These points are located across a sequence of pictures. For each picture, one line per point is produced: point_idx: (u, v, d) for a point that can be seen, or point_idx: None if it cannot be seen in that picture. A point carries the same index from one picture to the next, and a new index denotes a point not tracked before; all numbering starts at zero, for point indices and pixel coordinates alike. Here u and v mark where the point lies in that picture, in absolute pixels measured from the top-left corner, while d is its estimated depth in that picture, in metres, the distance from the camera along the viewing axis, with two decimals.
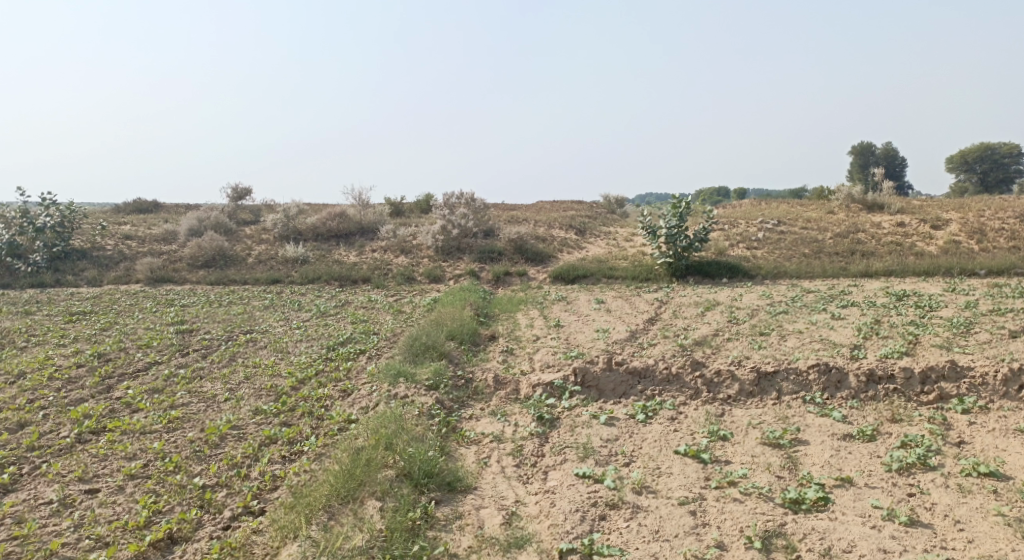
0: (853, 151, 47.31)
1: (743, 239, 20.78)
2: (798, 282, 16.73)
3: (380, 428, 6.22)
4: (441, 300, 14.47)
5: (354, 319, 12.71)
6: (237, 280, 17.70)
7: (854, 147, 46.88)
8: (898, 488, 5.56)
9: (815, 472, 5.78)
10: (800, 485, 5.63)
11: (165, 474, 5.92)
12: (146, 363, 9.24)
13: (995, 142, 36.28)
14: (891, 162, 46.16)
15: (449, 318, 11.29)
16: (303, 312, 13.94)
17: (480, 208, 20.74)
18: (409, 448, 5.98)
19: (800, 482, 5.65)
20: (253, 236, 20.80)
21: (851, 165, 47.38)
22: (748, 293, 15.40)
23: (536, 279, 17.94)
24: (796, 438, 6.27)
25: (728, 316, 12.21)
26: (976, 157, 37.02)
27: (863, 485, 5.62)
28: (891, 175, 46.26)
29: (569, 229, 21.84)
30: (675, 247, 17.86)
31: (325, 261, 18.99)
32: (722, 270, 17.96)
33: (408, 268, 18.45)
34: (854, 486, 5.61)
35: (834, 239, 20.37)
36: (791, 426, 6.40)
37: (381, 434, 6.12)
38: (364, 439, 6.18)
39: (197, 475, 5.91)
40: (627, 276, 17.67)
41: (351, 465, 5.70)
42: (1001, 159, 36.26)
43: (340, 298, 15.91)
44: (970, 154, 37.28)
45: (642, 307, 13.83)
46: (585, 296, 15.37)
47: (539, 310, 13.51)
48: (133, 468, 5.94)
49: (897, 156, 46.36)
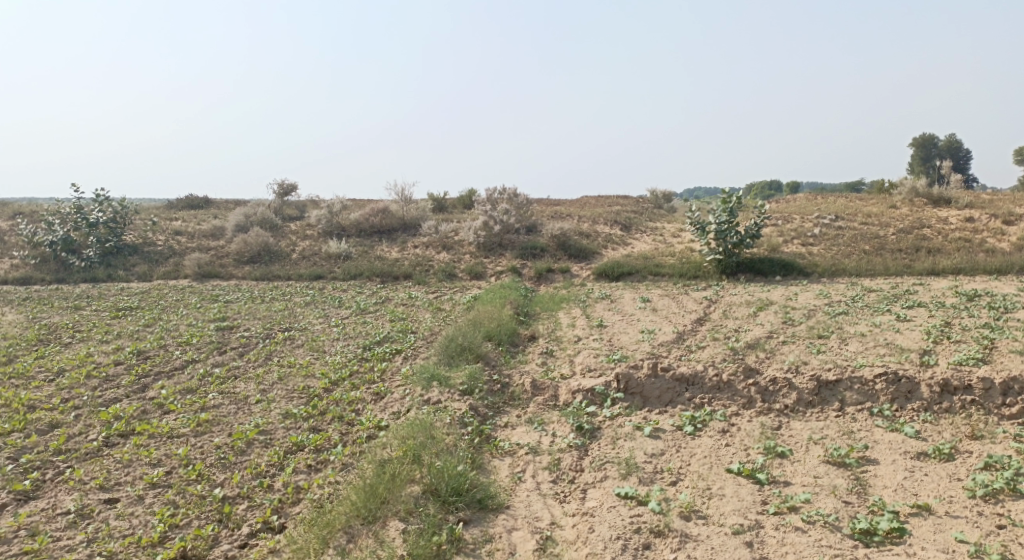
0: (913, 143, 45.44)
1: (797, 235, 19.93)
2: (857, 280, 15.89)
3: (408, 438, 5.90)
4: (482, 298, 14.10)
5: (394, 318, 12.40)
6: (281, 276, 17.62)
7: (915, 139, 45.03)
8: (985, 519, 4.98)
9: (887, 498, 5.24)
10: (871, 513, 5.10)
11: (186, 484, 5.70)
12: (183, 362, 8.92)
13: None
14: (955, 154, 44.22)
15: (489, 317, 10.91)
16: (344, 309, 13.71)
17: (523, 204, 20.37)
18: (437, 462, 5.63)
19: (871, 510, 5.12)
20: (298, 232, 20.75)
21: (911, 158, 45.55)
22: (803, 292, 14.67)
23: (581, 276, 17.45)
24: (862, 457, 5.72)
25: (782, 316, 11.56)
26: None
27: (942, 515, 5.05)
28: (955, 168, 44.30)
29: (614, 224, 21.27)
30: (725, 244, 17.17)
31: (367, 257, 18.81)
32: (775, 268, 17.20)
33: (450, 265, 18.15)
34: (934, 515, 5.06)
35: (896, 235, 19.38)
36: (858, 443, 5.86)
37: (408, 445, 5.81)
38: (391, 449, 5.88)
39: (219, 485, 5.68)
40: (675, 273, 17.06)
41: (373, 481, 5.40)
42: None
43: (382, 295, 15.68)
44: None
45: (690, 306, 13.24)
46: (631, 294, 14.84)
47: (582, 309, 13.04)
48: (155, 476, 5.74)
49: (961, 149, 44.40)
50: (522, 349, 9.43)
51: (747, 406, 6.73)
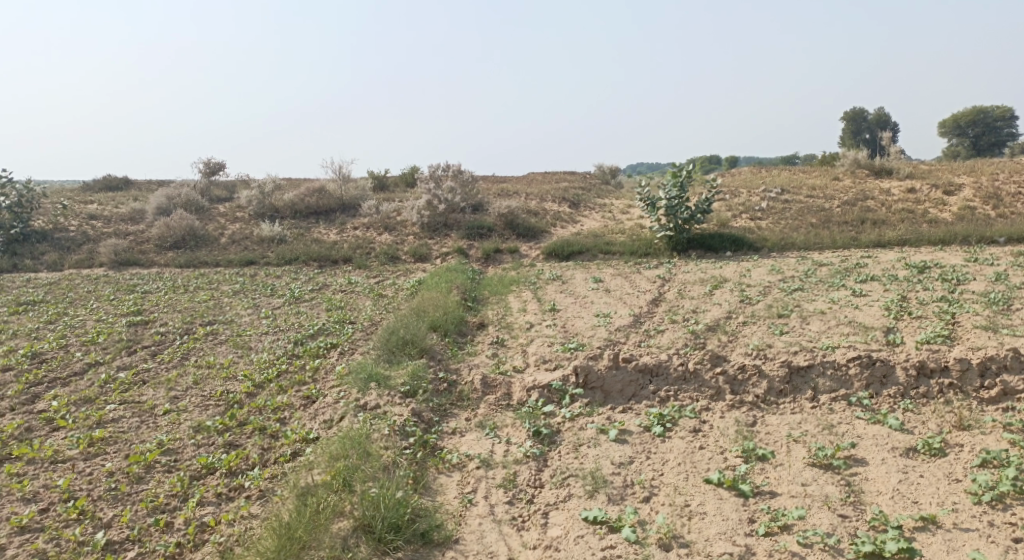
0: (845, 117, 46.05)
1: (745, 209, 19.68)
2: (808, 254, 15.67)
3: (339, 459, 5.20)
4: (426, 282, 13.34)
5: (331, 306, 11.57)
6: (209, 262, 16.49)
7: (847, 112, 45.61)
8: (997, 530, 4.60)
9: (888, 510, 4.83)
10: (873, 529, 4.68)
11: (61, 527, 4.86)
12: (84, 365, 8.17)
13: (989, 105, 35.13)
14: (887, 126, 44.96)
15: (434, 304, 10.18)
16: (277, 296, 12.78)
17: (468, 181, 19.58)
18: (372, 489, 4.94)
19: (873, 526, 4.69)
20: (227, 214, 19.52)
21: (843, 133, 46.21)
22: (756, 268, 14.35)
23: (528, 256, 16.81)
24: (850, 457, 5.32)
25: (739, 294, 11.14)
26: (968, 122, 35.86)
27: (952, 528, 4.65)
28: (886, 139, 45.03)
29: (561, 201, 20.66)
30: (676, 219, 16.76)
31: (302, 240, 17.78)
32: (726, 244, 16.88)
33: (392, 247, 17.29)
34: (942, 528, 4.65)
35: (842, 207, 19.27)
36: (843, 441, 5.45)
37: (338, 468, 5.12)
38: (318, 473, 5.17)
39: (104, 526, 4.86)
40: (625, 251, 16.58)
41: (291, 521, 4.60)
42: (995, 122, 35.15)
43: (318, 281, 14.76)
44: (963, 118, 36.10)
45: (644, 286, 12.75)
46: (581, 274, 14.29)
47: (532, 291, 12.41)
48: (23, 518, 4.88)
49: (890, 123, 45.31)
50: (470, 339, 8.75)
51: (716, 398, 6.21)
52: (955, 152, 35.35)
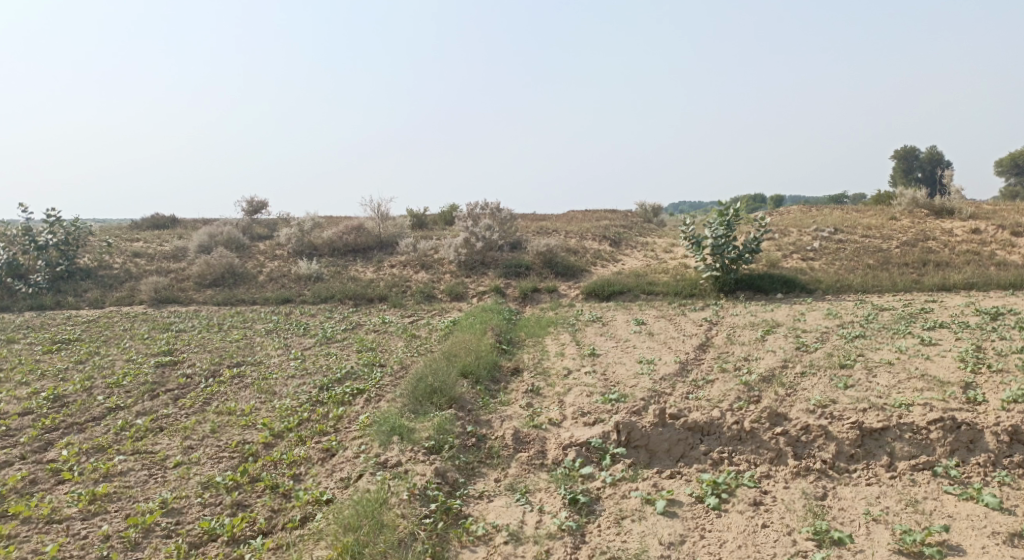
0: (896, 156, 44.73)
1: (796, 249, 18.87)
2: (865, 298, 14.81)
3: (347, 532, 4.76)
4: (462, 322, 12.86)
5: (363, 348, 11.13)
6: (245, 300, 16.31)
7: (897, 151, 44.31)
8: None
9: None
10: None
11: None
12: (103, 410, 7.81)
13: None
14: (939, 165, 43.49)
15: (467, 347, 9.66)
16: (308, 336, 12.42)
17: (507, 219, 19.23)
18: None
19: None
20: (266, 252, 19.42)
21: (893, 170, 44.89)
22: (810, 312, 13.55)
23: (568, 296, 16.25)
24: (943, 544, 4.68)
25: (793, 340, 10.40)
26: None
27: None
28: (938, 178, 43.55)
29: (603, 239, 20.12)
30: (723, 259, 16.06)
31: (339, 278, 17.53)
32: (776, 285, 16.10)
33: (429, 285, 16.92)
34: None
35: (900, 248, 18.36)
36: (934, 524, 4.80)
37: (346, 542, 4.68)
38: (325, 549, 4.72)
39: None
40: (669, 291, 15.91)
41: None
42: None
43: (352, 320, 14.40)
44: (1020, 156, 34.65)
45: (691, 329, 12.08)
46: (623, 316, 13.66)
47: (571, 334, 11.83)
48: None
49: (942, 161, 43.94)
50: (504, 386, 8.19)
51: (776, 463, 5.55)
52: (1012, 192, 33.86)
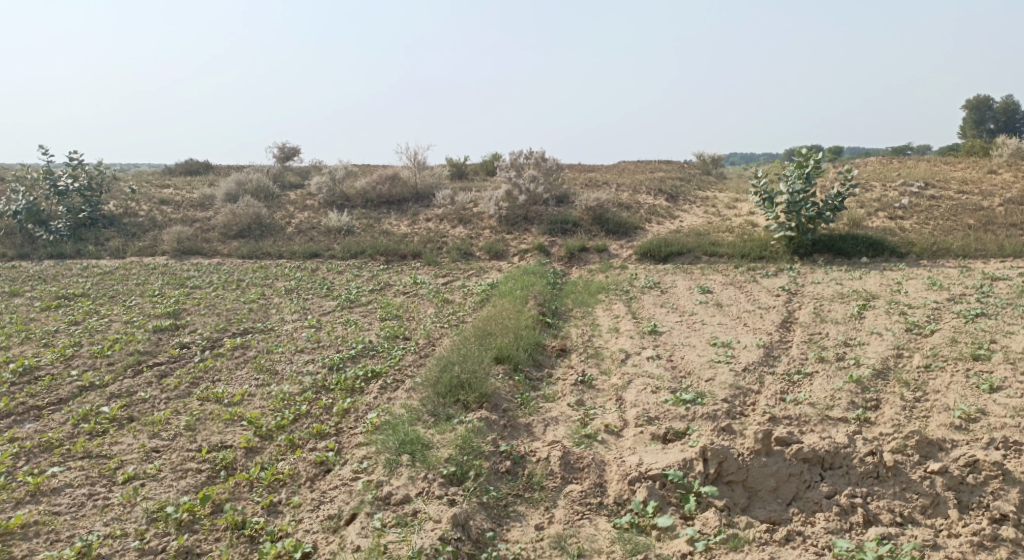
0: (965, 106, 41.26)
1: (880, 207, 16.83)
2: (969, 265, 12.97)
3: None
4: (501, 287, 11.35)
5: (391, 315, 9.69)
6: (271, 254, 15.03)
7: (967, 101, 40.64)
8: None
9: None
10: None
11: None
12: (74, 390, 6.53)
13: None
14: (1013, 118, 40.05)
15: (505, 321, 8.13)
16: (331, 297, 11.03)
17: (553, 169, 17.53)
18: None
19: None
20: (296, 202, 18.12)
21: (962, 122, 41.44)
22: (906, 281, 11.72)
23: (621, 256, 14.59)
24: None
25: (897, 319, 8.69)
26: None
27: None
28: (1012, 131, 40.36)
29: (660, 193, 18.30)
30: (798, 217, 14.15)
31: (371, 231, 16.17)
32: (860, 248, 14.19)
33: (466, 242, 15.44)
34: None
35: (1005, 207, 16.35)
36: None
37: None
38: None
39: None
40: (735, 253, 14.12)
41: None
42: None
43: (381, 280, 13.04)
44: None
45: (767, 301, 10.38)
46: (686, 281, 12.02)
47: (627, 304, 10.25)
48: None
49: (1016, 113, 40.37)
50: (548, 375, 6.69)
51: (937, 528, 4.34)
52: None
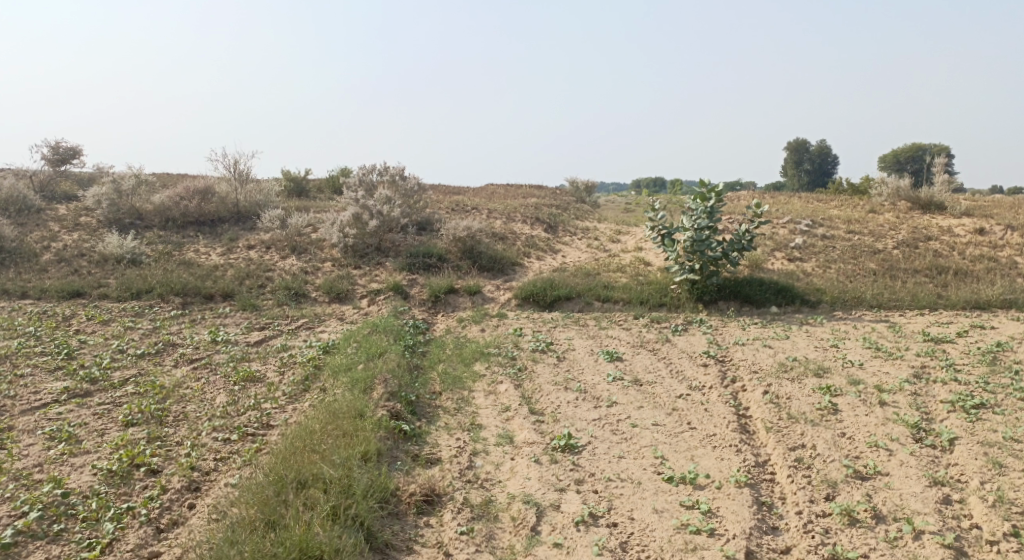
0: (786, 148, 42.13)
1: (776, 246, 15.02)
2: (892, 321, 11.26)
3: None
4: (337, 353, 8.09)
5: (136, 413, 6.22)
6: (11, 294, 10.85)
7: (788, 142, 41.71)
8: None
9: None
10: None
11: None
12: None
13: (929, 142, 36.77)
14: (827, 162, 41.44)
15: (323, 451, 4.90)
16: (64, 377, 7.39)
17: (412, 191, 14.45)
18: None
19: None
20: (66, 219, 13.78)
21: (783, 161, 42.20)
22: (844, 343, 9.64)
23: (495, 300, 11.66)
24: None
25: (888, 417, 6.31)
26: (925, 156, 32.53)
27: None
28: (826, 174, 41.73)
29: (534, 222, 15.60)
30: (702, 258, 11.80)
31: (166, 262, 12.26)
32: (769, 295, 12.12)
33: (297, 279, 11.93)
34: None
35: (902, 251, 15.06)
36: None
37: None
38: None
39: None
40: (631, 299, 11.65)
41: None
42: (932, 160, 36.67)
43: (165, 336, 9.36)
44: None
45: (696, 378, 7.81)
46: (584, 342, 9.28)
47: (517, 383, 7.29)
48: None
49: (831, 155, 41.61)
50: None
51: None
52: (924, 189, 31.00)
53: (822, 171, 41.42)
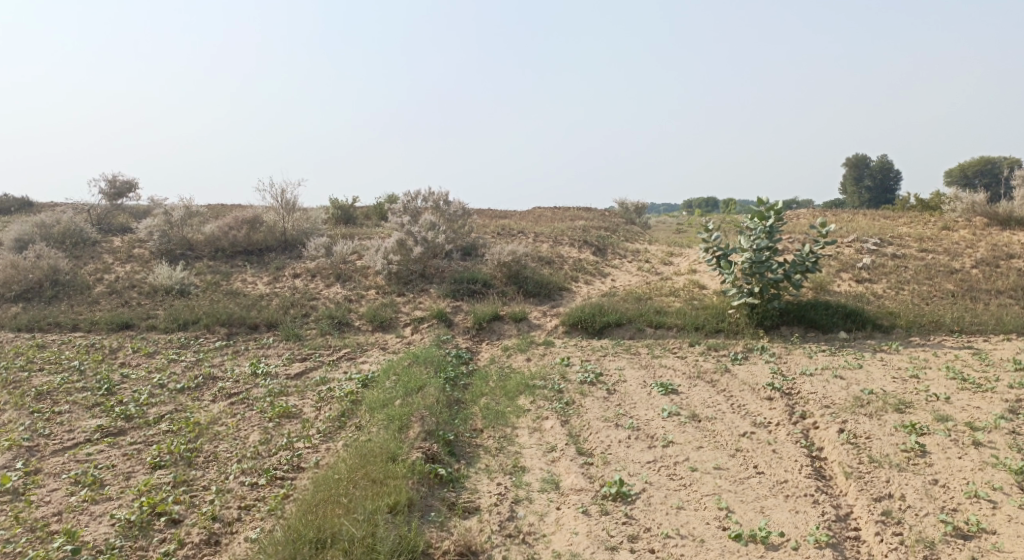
0: (843, 164, 40.72)
1: (842, 267, 14.17)
2: (976, 347, 10.36)
3: None
4: (376, 387, 7.70)
5: (165, 455, 5.88)
6: (59, 326, 10.81)
7: (846, 159, 40.35)
8: None
9: None
10: None
11: None
12: None
13: (998, 155, 35.13)
14: (887, 177, 39.92)
15: (347, 505, 4.51)
16: (99, 414, 7.14)
17: (457, 215, 14.12)
18: None
19: None
20: (117, 250, 13.82)
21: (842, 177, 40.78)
22: (924, 372, 8.84)
23: (544, 328, 11.16)
24: None
25: (985, 461, 5.58)
26: None
27: None
28: (886, 190, 40.17)
29: (584, 245, 15.09)
30: (762, 281, 11.10)
31: (213, 292, 12.13)
32: (836, 319, 11.32)
33: (341, 307, 11.65)
34: None
35: (981, 270, 14.04)
36: None
37: None
38: None
39: None
40: (687, 325, 11.01)
41: None
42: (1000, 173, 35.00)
43: (206, 368, 9.12)
44: None
45: (760, 413, 7.16)
46: (637, 373, 8.69)
47: (564, 419, 6.76)
48: None
49: (891, 171, 40.07)
50: None
51: None
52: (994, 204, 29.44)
53: (882, 188, 39.90)
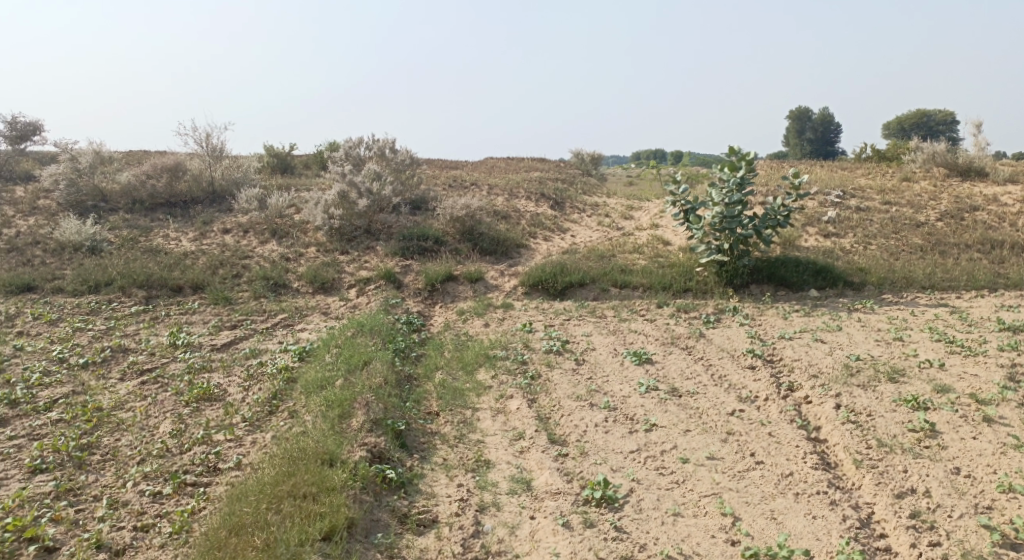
0: (787, 117, 40.50)
1: (807, 221, 13.61)
2: (953, 305, 9.90)
3: None
4: (315, 361, 6.76)
5: (47, 455, 5.01)
6: None
7: (791, 112, 40.19)
8: None
9: None
10: None
11: None
12: None
13: (931, 108, 35.35)
14: (829, 130, 39.96)
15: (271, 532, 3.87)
16: None
17: (404, 166, 13.02)
18: None
19: None
20: (21, 201, 12.36)
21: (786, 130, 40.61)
22: (907, 333, 8.29)
23: (500, 288, 10.29)
24: None
25: (1005, 440, 4.98)
26: None
27: None
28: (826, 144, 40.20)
29: (540, 198, 14.18)
30: (732, 236, 10.40)
31: (131, 250, 10.89)
32: (808, 276, 10.74)
33: (277, 266, 10.55)
34: None
35: (946, 223, 13.65)
36: None
37: None
38: None
39: None
40: (653, 284, 10.29)
41: None
42: (935, 126, 35.25)
43: (118, 338, 8.03)
44: None
45: (745, 386, 6.45)
46: (606, 339, 7.93)
47: (532, 397, 5.94)
48: None
49: (833, 125, 40.12)
50: None
51: None
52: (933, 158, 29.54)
53: (824, 141, 39.93)
